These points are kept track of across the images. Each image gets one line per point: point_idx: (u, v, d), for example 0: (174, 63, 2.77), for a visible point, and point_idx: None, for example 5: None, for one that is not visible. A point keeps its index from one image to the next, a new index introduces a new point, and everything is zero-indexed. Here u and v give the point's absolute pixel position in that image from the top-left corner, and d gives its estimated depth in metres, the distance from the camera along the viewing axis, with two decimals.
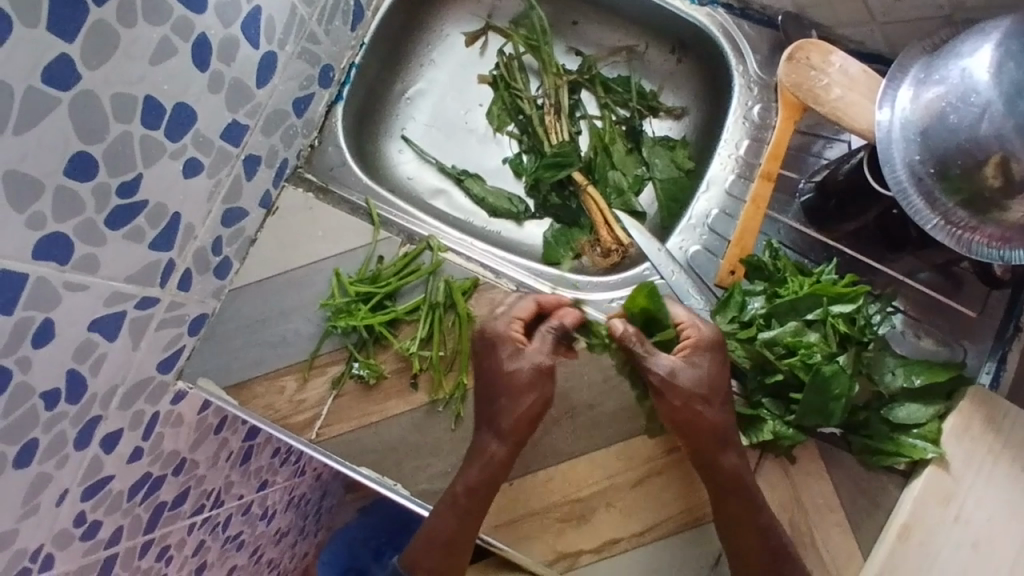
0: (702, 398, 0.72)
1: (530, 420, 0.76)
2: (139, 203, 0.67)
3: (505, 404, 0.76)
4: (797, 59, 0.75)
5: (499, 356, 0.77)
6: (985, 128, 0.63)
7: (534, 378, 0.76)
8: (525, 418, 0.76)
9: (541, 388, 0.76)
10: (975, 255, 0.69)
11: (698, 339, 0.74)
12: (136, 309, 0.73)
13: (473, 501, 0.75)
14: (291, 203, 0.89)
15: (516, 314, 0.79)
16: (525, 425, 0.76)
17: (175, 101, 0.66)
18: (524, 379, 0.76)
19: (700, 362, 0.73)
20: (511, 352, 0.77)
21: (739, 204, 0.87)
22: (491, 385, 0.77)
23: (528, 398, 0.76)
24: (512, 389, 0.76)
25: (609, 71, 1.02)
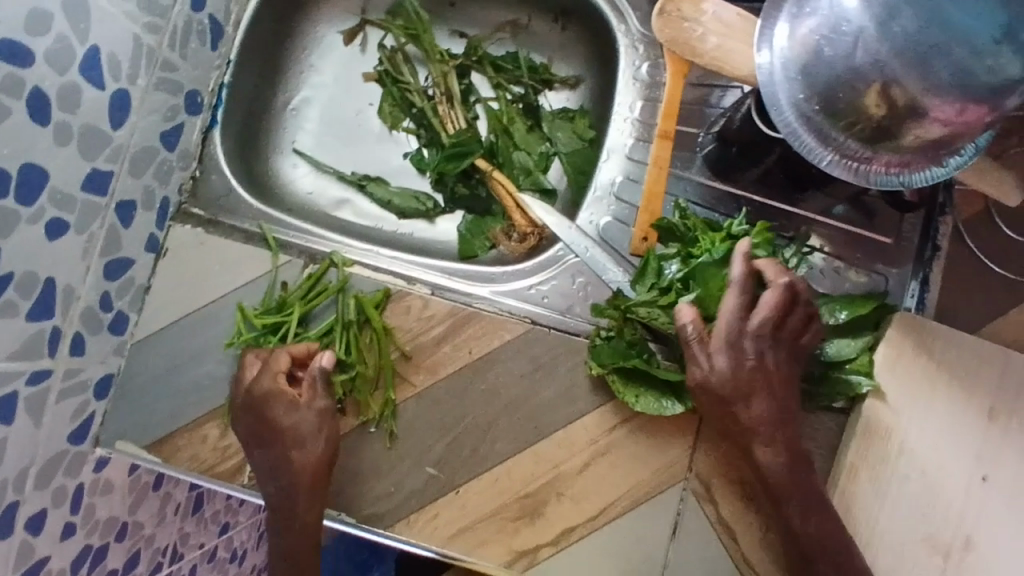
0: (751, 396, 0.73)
1: (314, 472, 0.75)
2: (4, 277, 0.62)
3: (280, 459, 0.75)
4: (668, 13, 0.73)
5: (260, 416, 0.76)
6: (861, 57, 0.62)
7: (293, 431, 0.75)
8: (303, 471, 0.75)
9: (316, 434, 0.76)
10: (875, 185, 0.68)
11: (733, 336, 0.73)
12: (28, 386, 0.68)
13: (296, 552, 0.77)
14: (180, 240, 0.84)
15: (275, 369, 0.77)
16: (310, 478, 0.75)
17: (21, 165, 0.61)
18: (292, 431, 0.75)
19: (749, 354, 0.73)
20: (281, 413, 0.76)
21: (643, 168, 0.85)
22: (259, 447, 0.76)
23: (305, 448, 0.75)
24: (298, 452, 0.75)
25: (497, 49, 0.99)
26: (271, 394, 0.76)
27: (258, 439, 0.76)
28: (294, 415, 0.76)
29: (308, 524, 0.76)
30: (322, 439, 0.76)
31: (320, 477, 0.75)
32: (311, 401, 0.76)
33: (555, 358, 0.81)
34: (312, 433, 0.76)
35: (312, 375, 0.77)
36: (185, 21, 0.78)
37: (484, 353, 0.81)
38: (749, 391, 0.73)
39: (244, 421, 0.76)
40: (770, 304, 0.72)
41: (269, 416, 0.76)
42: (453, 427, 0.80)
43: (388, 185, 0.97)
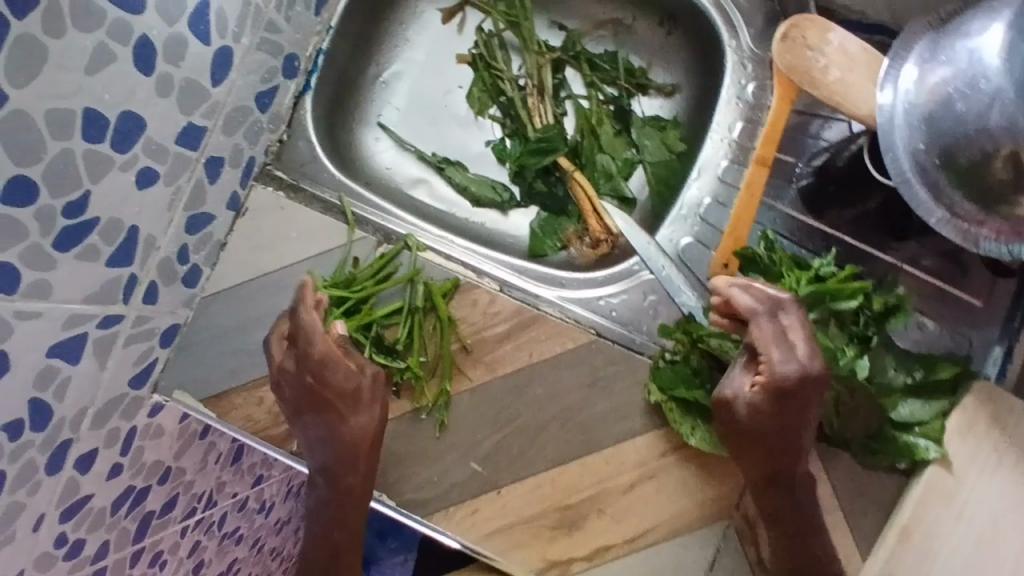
0: (782, 413, 0.69)
1: (366, 441, 0.76)
2: (90, 221, 0.63)
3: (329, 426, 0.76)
4: (792, 38, 0.69)
5: (308, 382, 0.75)
6: (994, 118, 0.58)
7: (343, 398, 0.75)
8: (358, 437, 0.76)
9: (365, 403, 0.76)
10: (982, 251, 0.65)
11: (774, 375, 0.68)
12: (99, 329, 0.70)
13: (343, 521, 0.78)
14: (259, 202, 0.84)
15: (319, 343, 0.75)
16: (363, 444, 0.76)
17: (119, 111, 0.61)
18: (341, 397, 0.75)
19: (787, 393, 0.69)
20: (333, 375, 0.75)
21: (733, 192, 0.82)
22: (308, 411, 0.76)
23: (353, 415, 0.76)
24: (355, 415, 0.75)
25: (595, 46, 0.96)
26: (320, 357, 0.74)
27: (305, 405, 0.76)
28: (338, 385, 0.75)
29: (360, 490, 0.77)
30: (374, 406, 0.76)
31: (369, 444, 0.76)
32: (360, 371, 0.76)
33: (615, 375, 0.79)
34: (362, 404, 0.76)
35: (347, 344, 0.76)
36: None
37: (544, 359, 0.80)
38: (789, 421, 0.69)
39: (287, 391, 0.77)
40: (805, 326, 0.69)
41: (319, 383, 0.75)
42: (504, 427, 0.79)
43: (467, 171, 0.96)
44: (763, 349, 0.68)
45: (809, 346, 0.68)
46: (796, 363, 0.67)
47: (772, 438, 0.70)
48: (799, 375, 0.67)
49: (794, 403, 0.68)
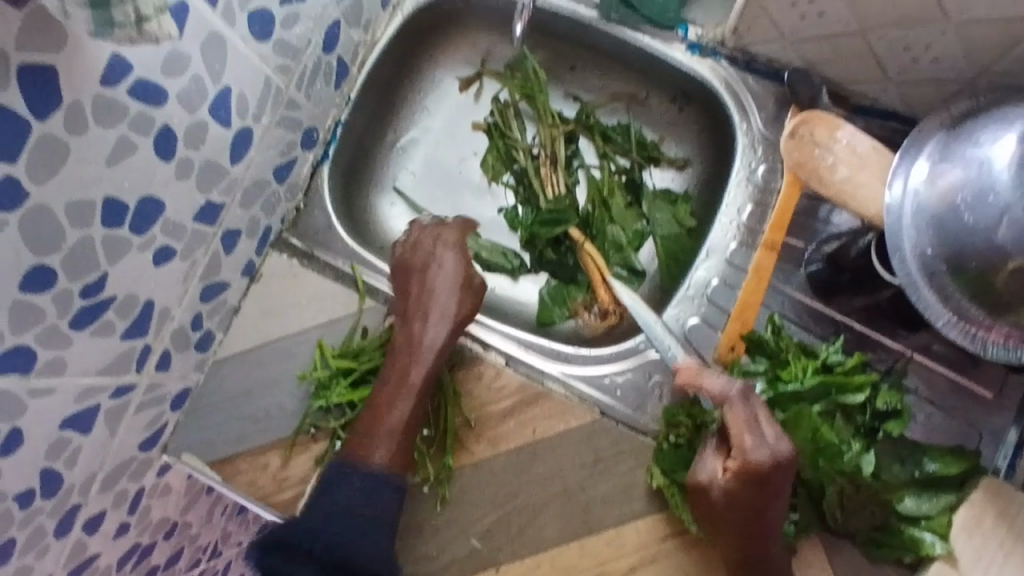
0: (759, 493, 0.70)
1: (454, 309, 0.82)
2: (106, 300, 0.65)
3: (419, 267, 0.83)
4: (801, 134, 0.72)
5: (414, 292, 0.82)
6: (1003, 233, 0.57)
7: (444, 285, 0.82)
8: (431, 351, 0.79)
9: (459, 318, 0.82)
10: (990, 355, 0.64)
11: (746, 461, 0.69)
12: (111, 399, 0.72)
13: (383, 441, 0.76)
14: (274, 270, 0.87)
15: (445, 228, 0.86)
16: (430, 356, 0.79)
17: (139, 197, 0.63)
18: (439, 284, 0.82)
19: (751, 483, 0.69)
20: (433, 271, 0.83)
21: (741, 274, 0.82)
22: (410, 271, 0.83)
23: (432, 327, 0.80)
24: (440, 318, 0.81)
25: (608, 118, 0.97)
26: (440, 255, 0.84)
27: (405, 290, 0.83)
28: (451, 282, 0.83)
29: (400, 425, 0.77)
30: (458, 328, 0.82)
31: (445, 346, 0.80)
32: (468, 286, 0.83)
33: (619, 454, 0.79)
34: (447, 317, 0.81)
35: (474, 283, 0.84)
36: (315, 63, 0.80)
37: (548, 435, 0.80)
38: (757, 504, 0.70)
39: (399, 274, 0.84)
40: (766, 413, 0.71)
41: (434, 286, 0.82)
42: (504, 504, 0.79)
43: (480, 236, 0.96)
44: (736, 435, 0.70)
45: (776, 431, 0.70)
46: (769, 450, 0.69)
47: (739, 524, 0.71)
48: (768, 463, 0.69)
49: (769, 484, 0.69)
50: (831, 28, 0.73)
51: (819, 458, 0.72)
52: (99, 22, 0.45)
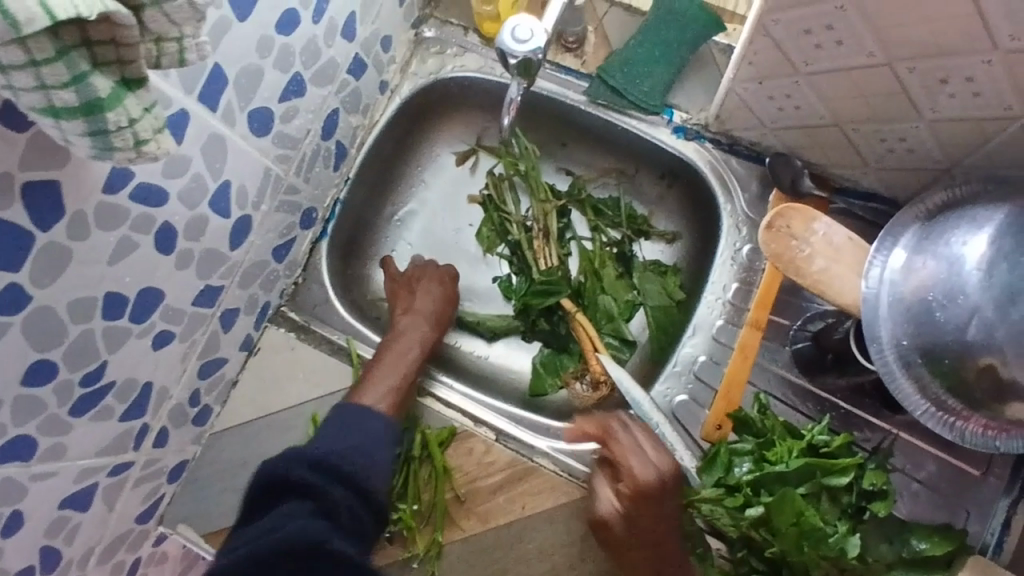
0: (646, 496, 0.74)
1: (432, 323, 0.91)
2: (107, 385, 0.68)
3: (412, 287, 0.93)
4: (777, 227, 0.73)
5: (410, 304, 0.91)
6: (972, 332, 0.58)
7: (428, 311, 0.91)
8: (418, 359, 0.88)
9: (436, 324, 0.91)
10: (968, 444, 0.65)
11: (636, 478, 0.75)
12: (109, 477, 0.74)
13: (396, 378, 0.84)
14: (271, 342, 0.89)
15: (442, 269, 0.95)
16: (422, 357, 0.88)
17: (140, 288, 0.66)
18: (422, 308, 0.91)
19: (646, 502, 0.74)
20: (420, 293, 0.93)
21: (728, 351, 0.84)
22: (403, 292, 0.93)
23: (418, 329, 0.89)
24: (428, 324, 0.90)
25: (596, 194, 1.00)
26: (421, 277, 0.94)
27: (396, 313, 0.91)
28: (437, 305, 0.92)
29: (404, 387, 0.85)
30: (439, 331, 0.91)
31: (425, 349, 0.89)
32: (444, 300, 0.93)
33: None
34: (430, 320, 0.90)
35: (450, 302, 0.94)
36: (313, 149, 0.83)
37: (537, 511, 0.81)
38: (660, 527, 0.74)
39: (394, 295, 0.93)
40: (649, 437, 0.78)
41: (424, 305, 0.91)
42: None
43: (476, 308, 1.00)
44: (624, 458, 0.76)
45: (658, 450, 0.77)
46: (653, 467, 0.76)
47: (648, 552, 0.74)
48: (656, 478, 0.75)
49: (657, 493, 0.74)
50: (808, 120, 0.75)
51: (802, 542, 0.71)
52: (100, 147, 0.49)
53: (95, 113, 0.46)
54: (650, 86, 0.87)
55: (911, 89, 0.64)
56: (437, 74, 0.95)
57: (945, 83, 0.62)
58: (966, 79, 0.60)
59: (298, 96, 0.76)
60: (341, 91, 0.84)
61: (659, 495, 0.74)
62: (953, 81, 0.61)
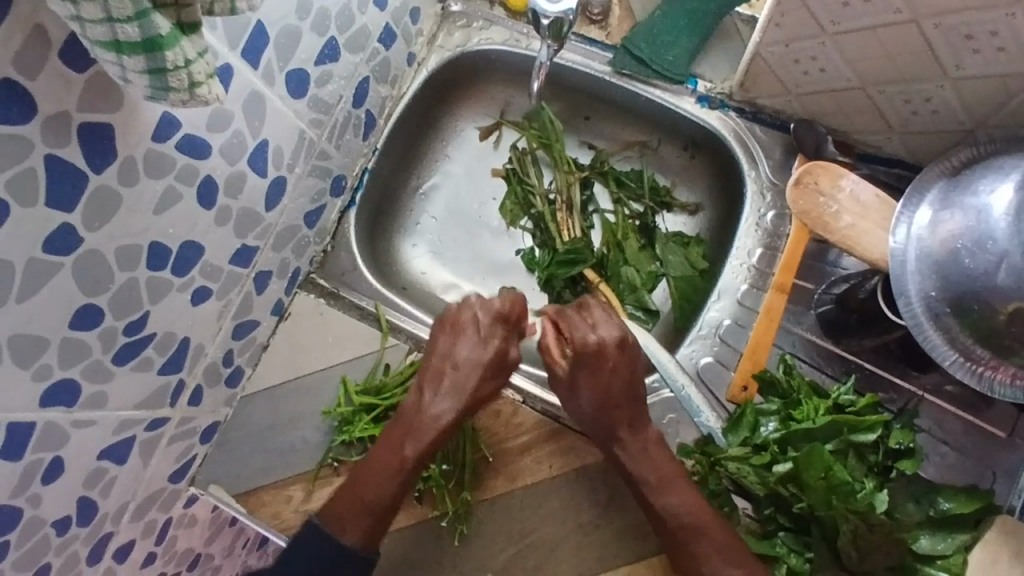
0: (597, 394, 0.78)
1: (479, 374, 0.80)
2: (146, 337, 0.69)
3: (462, 328, 0.82)
4: (805, 183, 0.74)
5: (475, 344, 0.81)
6: (1002, 278, 0.59)
7: (490, 347, 0.81)
8: (434, 419, 0.78)
9: (498, 369, 0.81)
10: (998, 396, 0.66)
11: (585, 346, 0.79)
12: (145, 431, 0.75)
13: (394, 444, 0.78)
14: (301, 308, 0.91)
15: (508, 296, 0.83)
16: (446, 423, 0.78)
17: (181, 241, 0.68)
18: (492, 349, 0.81)
19: (585, 366, 0.79)
20: (465, 339, 0.81)
21: (752, 315, 0.85)
22: (454, 331, 0.82)
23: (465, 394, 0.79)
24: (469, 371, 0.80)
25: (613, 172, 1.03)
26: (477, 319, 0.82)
27: (445, 353, 0.81)
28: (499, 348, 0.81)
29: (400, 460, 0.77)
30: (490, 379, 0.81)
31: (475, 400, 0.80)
32: (511, 341, 0.82)
33: (636, 491, 0.80)
34: (494, 365, 0.80)
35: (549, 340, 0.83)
36: (345, 116, 0.85)
37: (565, 471, 0.82)
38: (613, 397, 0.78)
39: (449, 319, 0.82)
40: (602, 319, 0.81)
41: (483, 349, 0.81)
42: (523, 539, 0.81)
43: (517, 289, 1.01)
44: (570, 333, 0.80)
45: (604, 316, 0.81)
46: (596, 336, 0.79)
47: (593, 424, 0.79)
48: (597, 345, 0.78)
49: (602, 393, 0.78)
50: (833, 83, 0.77)
51: (831, 497, 0.71)
52: (156, 86, 0.50)
53: (154, 51, 0.48)
54: (674, 56, 0.88)
55: (936, 46, 0.66)
56: (464, 48, 0.97)
57: (970, 38, 0.63)
58: (992, 34, 0.62)
59: (332, 61, 0.78)
60: (372, 60, 0.85)
61: (605, 384, 0.78)
62: (978, 36, 0.62)
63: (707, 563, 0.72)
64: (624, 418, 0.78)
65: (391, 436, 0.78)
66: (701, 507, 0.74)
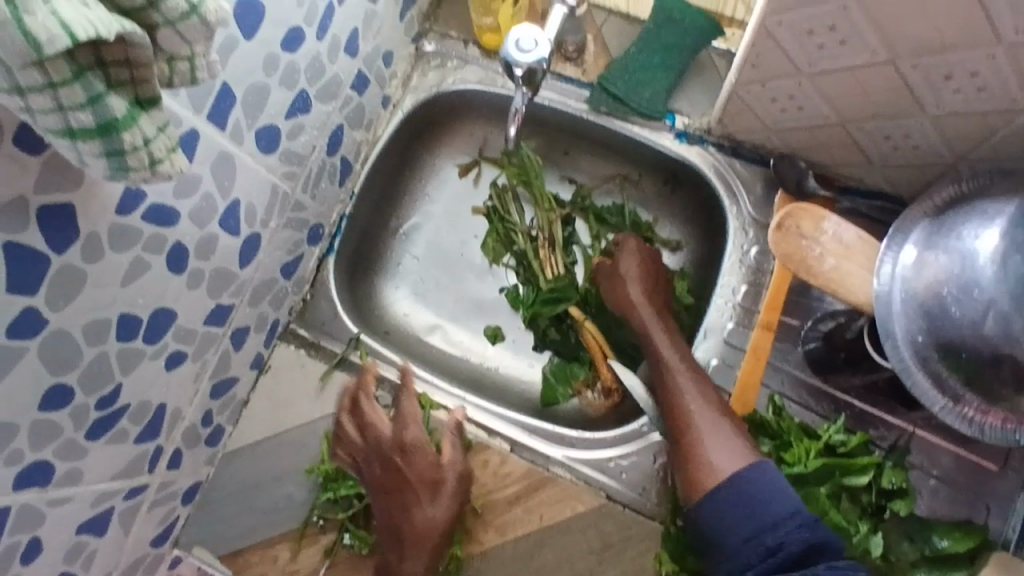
0: (631, 271, 0.88)
1: (433, 489, 0.80)
2: (121, 408, 0.67)
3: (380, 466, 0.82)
4: (787, 227, 0.74)
5: (400, 476, 0.81)
6: (990, 326, 0.58)
7: (423, 486, 0.80)
8: (426, 531, 0.78)
9: (445, 496, 0.80)
10: (988, 438, 0.65)
11: (644, 248, 0.90)
12: (124, 501, 0.73)
13: (397, 558, 0.78)
14: (282, 361, 0.89)
15: (352, 416, 0.84)
16: (428, 539, 0.78)
17: (153, 309, 0.66)
18: (425, 481, 0.80)
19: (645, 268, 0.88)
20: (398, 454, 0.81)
21: (740, 354, 0.84)
22: (390, 472, 0.81)
23: (426, 507, 0.79)
24: (420, 485, 0.80)
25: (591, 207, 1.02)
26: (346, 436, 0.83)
27: (392, 493, 0.81)
28: (432, 478, 0.80)
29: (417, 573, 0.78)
30: (439, 504, 0.79)
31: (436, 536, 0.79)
32: (444, 466, 0.81)
33: (627, 539, 0.80)
34: (439, 498, 0.79)
35: (422, 462, 0.81)
36: (319, 165, 0.83)
37: (554, 521, 0.81)
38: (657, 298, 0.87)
39: (373, 466, 0.82)
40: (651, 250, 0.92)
41: (397, 475, 0.81)
42: None
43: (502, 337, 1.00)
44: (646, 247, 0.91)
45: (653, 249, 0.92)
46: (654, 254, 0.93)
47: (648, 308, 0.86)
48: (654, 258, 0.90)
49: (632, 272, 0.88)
50: (812, 120, 0.76)
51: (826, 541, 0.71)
52: (115, 168, 0.49)
53: (111, 134, 0.46)
54: (651, 93, 0.87)
55: (915, 86, 0.65)
56: (439, 88, 0.96)
57: (949, 78, 0.62)
58: (971, 74, 0.61)
59: (303, 113, 0.77)
60: (345, 107, 0.84)
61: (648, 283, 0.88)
62: (957, 76, 0.62)
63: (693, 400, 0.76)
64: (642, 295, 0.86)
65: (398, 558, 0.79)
66: (694, 368, 0.79)
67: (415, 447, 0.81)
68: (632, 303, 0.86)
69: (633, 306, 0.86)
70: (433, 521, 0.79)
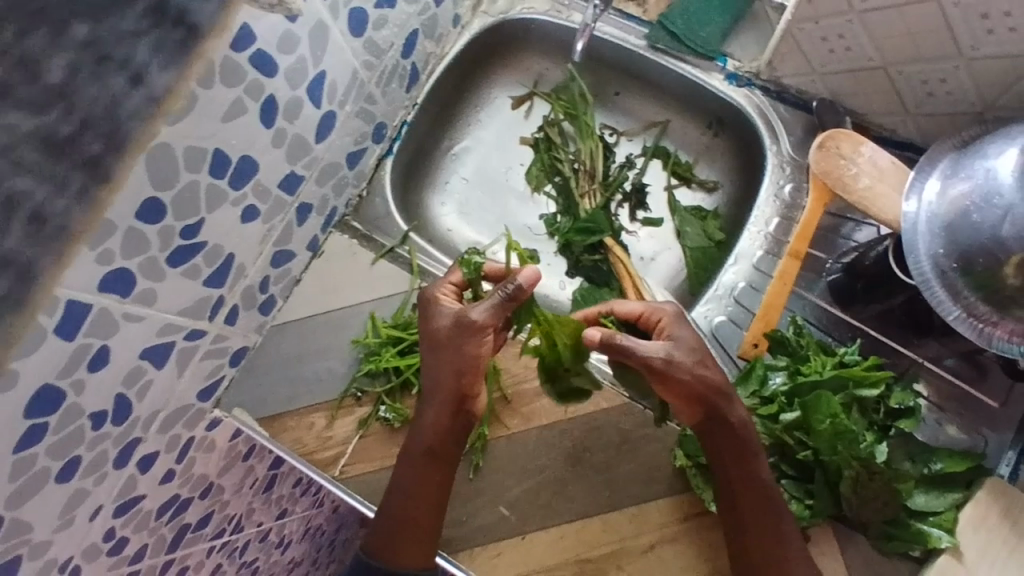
0: (700, 365, 0.76)
1: (453, 346, 0.79)
2: (199, 244, 0.73)
3: (432, 329, 0.81)
4: (828, 147, 0.80)
5: (439, 474, 0.81)
6: (1007, 229, 0.65)
7: (446, 339, 0.80)
8: (440, 378, 0.81)
9: (444, 349, 0.80)
10: (996, 349, 0.70)
11: (670, 321, 0.81)
12: (185, 340, 0.77)
13: (420, 469, 0.81)
14: (336, 247, 0.96)
15: (447, 278, 0.84)
16: (449, 395, 0.81)
17: (240, 155, 0.72)
18: (439, 336, 0.80)
19: (693, 360, 0.76)
20: (439, 308, 0.81)
21: (767, 279, 0.91)
22: (438, 346, 0.80)
23: (436, 358, 0.80)
24: (450, 346, 0.79)
25: (630, 147, 1.07)
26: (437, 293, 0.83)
27: (420, 516, 0.80)
28: (459, 371, 0.80)
29: (439, 480, 0.81)
30: (452, 354, 0.79)
31: (434, 519, 0.80)
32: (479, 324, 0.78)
33: (644, 437, 0.84)
34: (450, 401, 0.81)
35: (465, 345, 0.79)
36: (393, 64, 0.90)
37: (576, 415, 0.86)
38: (715, 394, 0.76)
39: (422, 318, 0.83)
40: (675, 314, 0.82)
41: (432, 430, 0.81)
42: (533, 476, 0.85)
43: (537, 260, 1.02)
44: (671, 330, 0.80)
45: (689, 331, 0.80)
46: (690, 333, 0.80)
47: (706, 399, 0.76)
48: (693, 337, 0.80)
49: (697, 362, 0.77)
50: (856, 62, 0.82)
51: (836, 453, 0.75)
52: None
53: None
54: (708, 33, 0.95)
55: (954, 25, 0.71)
56: (506, 15, 1.03)
57: (986, 18, 0.69)
58: (1006, 13, 0.67)
59: (388, 7, 0.83)
60: (422, 14, 0.90)
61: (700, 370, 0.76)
62: (993, 16, 0.68)
63: (784, 531, 0.75)
64: (718, 390, 0.76)
65: (431, 474, 0.80)
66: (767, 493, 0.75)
67: (468, 336, 0.78)
68: (715, 398, 0.76)
69: (712, 402, 0.76)
70: (437, 372, 0.81)
